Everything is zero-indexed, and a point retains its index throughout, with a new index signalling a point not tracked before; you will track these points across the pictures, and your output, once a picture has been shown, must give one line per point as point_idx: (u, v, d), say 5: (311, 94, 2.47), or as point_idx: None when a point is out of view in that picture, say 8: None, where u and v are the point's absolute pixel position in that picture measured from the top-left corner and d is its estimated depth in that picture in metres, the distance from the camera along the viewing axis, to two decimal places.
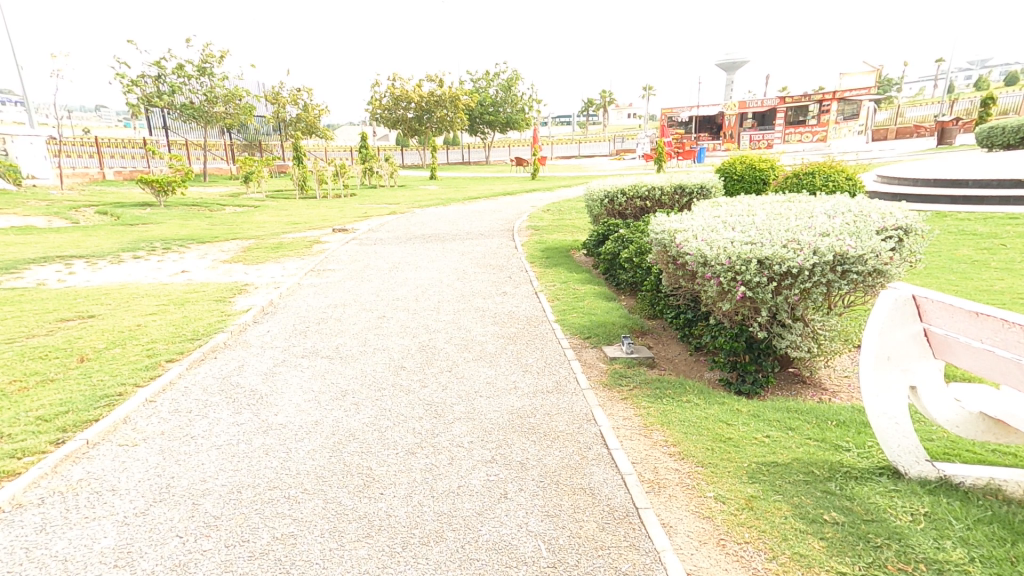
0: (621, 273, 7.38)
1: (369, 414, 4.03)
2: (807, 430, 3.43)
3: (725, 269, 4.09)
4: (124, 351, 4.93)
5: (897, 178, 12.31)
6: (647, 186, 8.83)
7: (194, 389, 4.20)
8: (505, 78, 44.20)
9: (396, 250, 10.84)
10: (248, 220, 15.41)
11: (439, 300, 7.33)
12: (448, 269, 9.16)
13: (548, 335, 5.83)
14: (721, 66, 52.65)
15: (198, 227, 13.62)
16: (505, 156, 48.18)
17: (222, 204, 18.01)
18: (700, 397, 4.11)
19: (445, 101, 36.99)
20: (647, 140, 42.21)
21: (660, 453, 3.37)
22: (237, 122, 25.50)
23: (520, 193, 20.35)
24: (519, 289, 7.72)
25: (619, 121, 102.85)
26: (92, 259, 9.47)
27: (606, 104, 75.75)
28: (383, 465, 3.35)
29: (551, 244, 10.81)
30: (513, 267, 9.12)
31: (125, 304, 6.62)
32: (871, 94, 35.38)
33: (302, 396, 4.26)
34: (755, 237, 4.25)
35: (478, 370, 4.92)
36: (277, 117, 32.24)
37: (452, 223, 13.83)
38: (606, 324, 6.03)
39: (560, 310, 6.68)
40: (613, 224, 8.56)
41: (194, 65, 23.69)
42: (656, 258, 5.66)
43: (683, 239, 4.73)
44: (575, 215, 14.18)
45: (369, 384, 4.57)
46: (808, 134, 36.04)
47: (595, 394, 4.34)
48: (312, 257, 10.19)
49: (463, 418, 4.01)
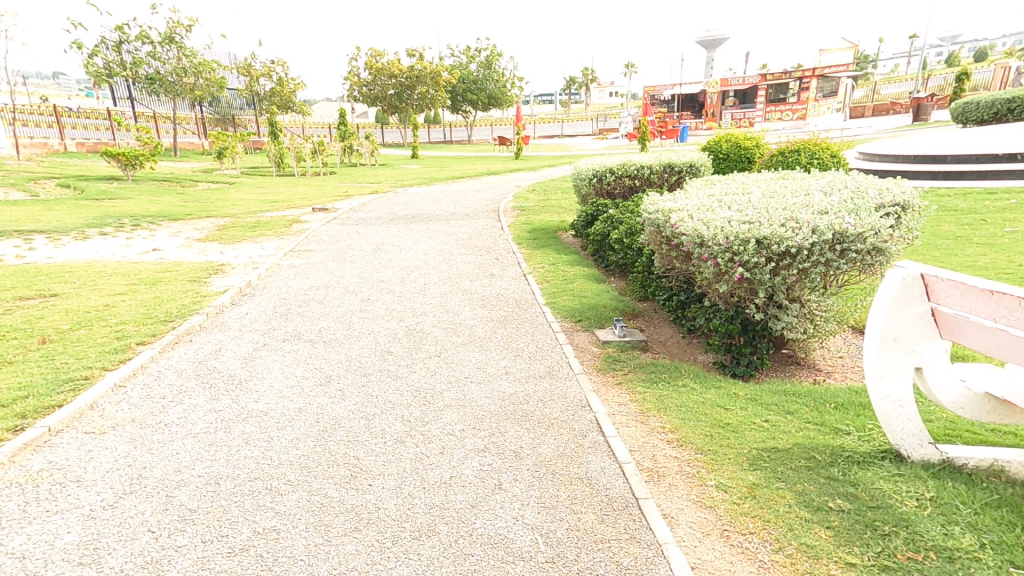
0: (611, 255, 7.27)
1: (356, 401, 3.86)
2: (806, 413, 3.38)
3: (722, 250, 3.99)
4: (91, 333, 4.64)
5: (879, 156, 12.35)
6: (635, 164, 8.67)
7: (167, 373, 3.97)
8: (486, 54, 43.28)
9: (379, 230, 10.56)
10: (222, 198, 14.83)
11: (425, 282, 7.13)
12: (433, 250, 8.95)
13: (538, 319, 5.70)
14: (703, 44, 52.38)
15: (168, 204, 13.04)
16: (487, 134, 47.40)
17: (195, 180, 17.31)
18: (696, 381, 4.03)
19: (425, 76, 36.04)
20: (630, 120, 41.91)
21: (657, 440, 3.28)
22: (208, 94, 24.43)
23: (504, 173, 20.03)
24: (506, 271, 7.57)
25: (601, 100, 102.21)
26: (53, 235, 8.96)
27: (588, 83, 75.08)
28: (371, 454, 3.20)
29: (538, 224, 10.64)
30: (500, 248, 8.94)
31: (91, 283, 6.26)
32: (850, 71, 35.55)
33: (284, 381, 4.07)
34: (753, 216, 4.15)
35: (468, 355, 4.78)
36: (251, 91, 31.05)
37: (435, 203, 13.54)
38: (597, 308, 5.93)
39: (550, 292, 6.56)
40: (601, 203, 8.40)
41: (160, 33, 22.49)
42: (649, 239, 5.55)
43: (677, 219, 4.63)
44: (561, 196, 14.01)
45: (354, 369, 4.39)
46: (788, 112, 36.20)
47: (589, 379, 4.24)
48: (291, 236, 9.84)
49: (454, 405, 3.88)
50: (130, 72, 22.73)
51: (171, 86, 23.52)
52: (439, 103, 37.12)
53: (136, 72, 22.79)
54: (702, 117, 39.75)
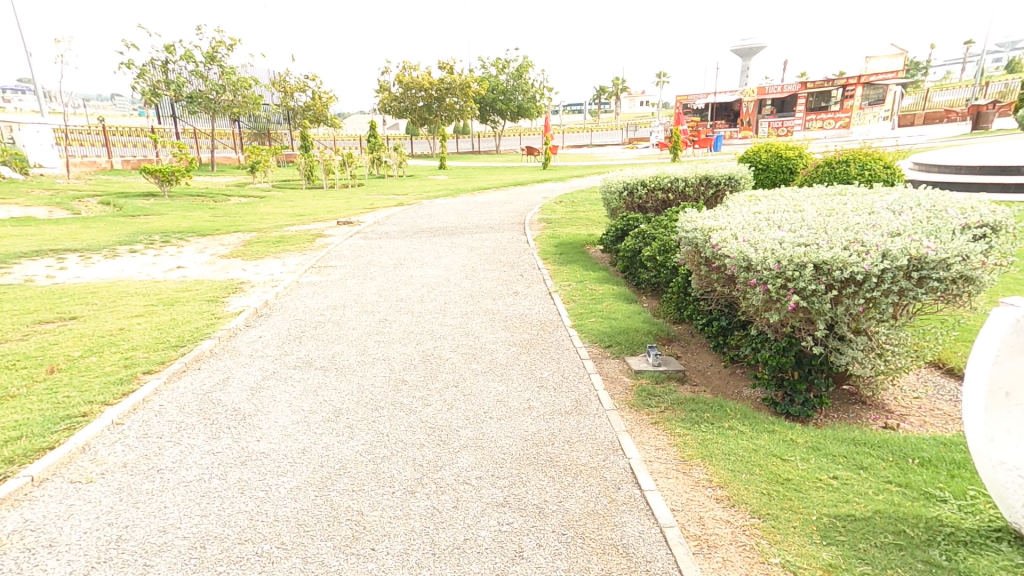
0: (643, 273, 6.84)
1: (364, 440, 3.54)
2: (884, 471, 2.88)
3: (773, 275, 3.56)
4: (100, 360, 4.49)
5: (935, 167, 11.55)
6: (669, 176, 8.20)
7: (168, 408, 3.75)
8: (516, 65, 43.30)
9: (402, 244, 10.36)
10: (252, 212, 14.97)
11: (446, 301, 6.83)
12: (456, 266, 8.66)
13: (564, 343, 5.31)
14: (737, 53, 51.31)
15: (200, 219, 13.20)
16: (515, 144, 47.31)
17: (228, 194, 17.60)
18: (745, 422, 3.55)
19: (455, 88, 36.30)
20: (661, 128, 41.15)
21: (704, 497, 2.84)
22: (245, 111, 25.02)
23: (531, 184, 19.76)
24: (531, 289, 7.21)
25: (631, 107, 101.33)
26: (85, 253, 9.06)
27: (618, 92, 74.50)
28: (377, 508, 2.85)
29: (565, 238, 10.26)
30: (525, 264, 8.59)
31: (111, 304, 6.18)
32: (898, 78, 34.05)
33: (290, 417, 3.79)
34: (809, 237, 3.71)
35: (488, 387, 4.42)
36: (286, 106, 31.73)
37: (460, 216, 13.33)
38: (628, 331, 5.49)
39: (577, 313, 6.15)
40: (632, 218, 7.97)
41: (202, 53, 23.13)
42: (686, 259, 5.13)
43: (719, 238, 4.22)
44: (589, 207, 13.60)
45: (365, 402, 4.08)
46: (831, 120, 34.83)
47: (621, 417, 3.80)
48: (314, 252, 9.72)
49: (471, 446, 3.51)
50: (172, 91, 23.44)
51: (212, 103, 24.05)
52: (469, 115, 37.24)
53: (178, 91, 23.48)
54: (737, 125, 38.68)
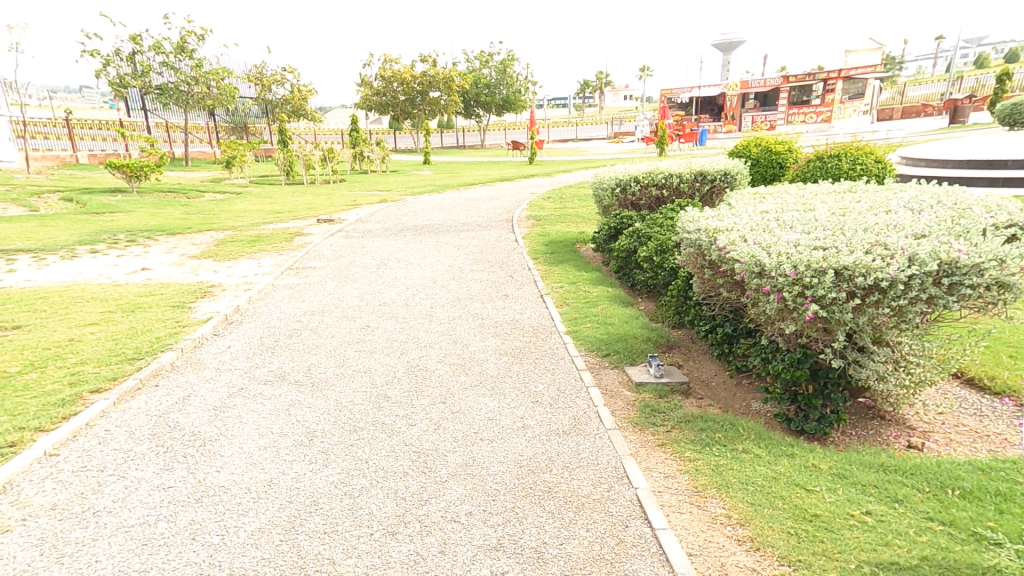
0: (638, 274, 6.54)
1: (341, 468, 3.16)
2: (922, 505, 2.59)
3: (788, 282, 3.24)
4: (42, 377, 4.02)
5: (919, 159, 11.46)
6: (663, 172, 7.89)
7: (116, 433, 3.31)
8: (500, 59, 42.74)
9: (385, 243, 9.94)
10: (227, 209, 14.36)
11: (432, 306, 6.46)
12: (441, 266, 8.29)
13: (558, 353, 4.98)
14: (719, 47, 51.45)
15: (171, 217, 12.58)
16: (500, 139, 46.84)
17: (201, 190, 16.91)
18: (760, 444, 3.24)
19: (438, 81, 35.70)
20: (647, 123, 41.04)
21: (725, 539, 2.52)
22: (220, 103, 24.15)
23: (518, 179, 19.41)
24: (521, 291, 6.88)
25: (615, 102, 101.43)
26: (41, 254, 8.46)
27: (602, 87, 74.37)
28: (351, 556, 2.48)
29: (555, 236, 9.93)
30: (514, 264, 8.24)
31: (63, 311, 5.66)
32: (877, 72, 34.37)
33: (257, 441, 3.39)
34: (826, 239, 3.40)
35: (479, 403, 4.08)
36: (263, 99, 30.80)
37: (445, 212, 12.92)
38: (626, 338, 5.18)
39: (571, 318, 5.82)
40: (626, 216, 7.66)
41: (173, 42, 22.19)
42: (688, 261, 4.81)
43: (725, 240, 3.90)
44: (578, 204, 13.29)
45: (343, 422, 3.69)
46: (812, 115, 35.22)
47: (625, 439, 3.47)
48: (291, 252, 9.26)
49: (460, 474, 3.15)
50: (142, 82, 22.47)
51: (185, 94, 23.11)
52: (452, 110, 36.67)
53: (147, 82, 22.47)
54: (721, 120, 38.75)
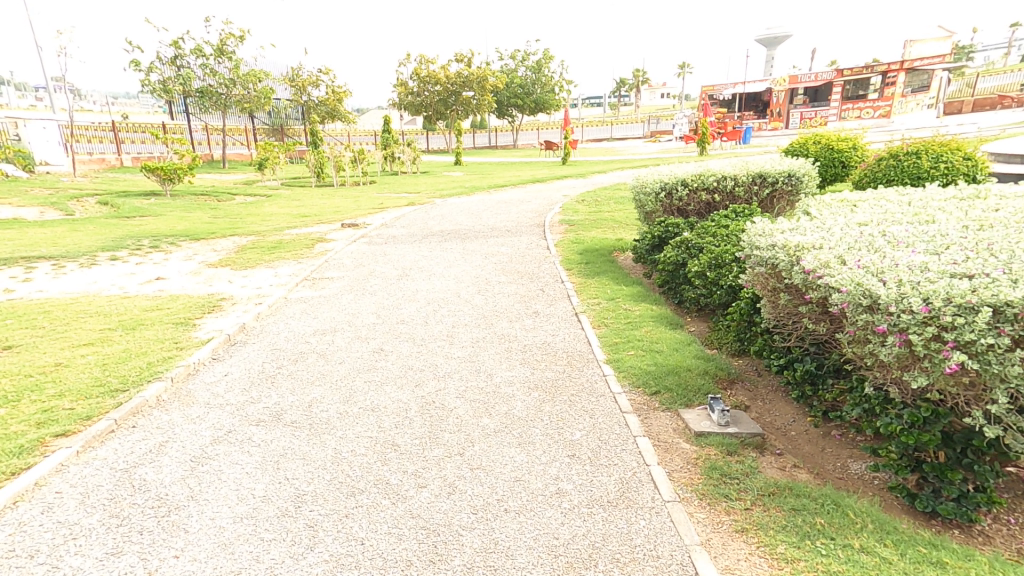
0: (687, 290, 5.74)
1: (331, 553, 2.55)
2: None
3: (918, 320, 2.38)
4: (11, 414, 3.56)
5: (996, 155, 10.19)
6: (715, 174, 6.99)
7: (66, 500, 2.81)
8: (534, 57, 41.98)
9: (409, 252, 9.49)
10: (255, 212, 14.18)
11: (453, 328, 5.91)
12: (467, 280, 7.74)
13: (598, 387, 4.27)
14: (762, 42, 49.41)
15: (198, 221, 12.42)
16: (533, 139, 46.14)
17: (233, 192, 16.85)
18: (888, 542, 2.42)
19: (472, 81, 35.25)
20: (685, 121, 39.55)
21: None
22: (255, 106, 24.25)
23: (551, 180, 18.71)
24: (553, 309, 6.27)
25: (651, 99, 99.18)
26: (61, 261, 8.28)
27: (638, 84, 72.77)
28: None
29: (590, 243, 9.23)
30: (546, 276, 7.56)
31: (61, 328, 5.28)
32: (945, 64, 31.97)
33: (233, 509, 2.82)
34: (969, 263, 2.54)
35: (502, 456, 3.42)
36: (299, 101, 30.99)
37: (474, 216, 12.39)
38: (678, 370, 4.37)
39: (610, 342, 5.09)
40: (673, 224, 6.83)
41: (212, 46, 22.30)
42: (755, 281, 3.98)
43: (811, 261, 3.07)
44: (614, 206, 12.55)
45: (340, 484, 3.10)
46: (869, 109, 33.16)
47: (693, 520, 2.69)
48: (310, 259, 9.11)
49: (478, 567, 2.48)
50: (182, 87, 22.74)
51: (222, 98, 23.31)
52: (486, 109, 36.16)
53: (187, 86, 22.69)
54: (767, 116, 36.98)
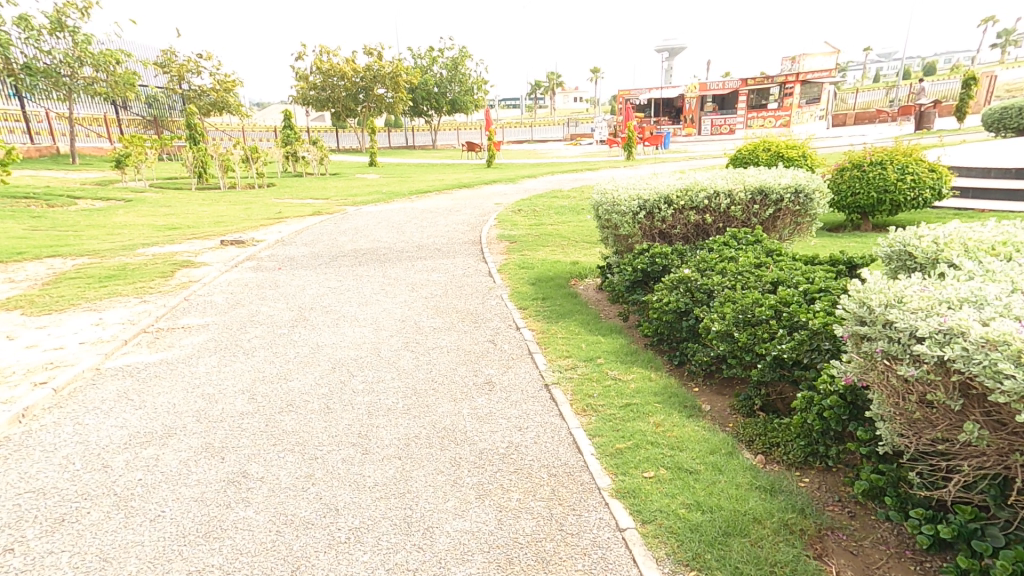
0: (700, 354, 4.12)
1: None
2: None
3: None
4: None
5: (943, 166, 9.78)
6: (705, 189, 5.50)
7: None
8: (448, 55, 39.93)
9: (307, 282, 7.24)
10: (100, 223, 10.99)
11: (365, 422, 3.92)
12: (387, 328, 5.71)
13: (615, 566, 2.52)
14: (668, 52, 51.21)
15: (6, 235, 9.20)
16: (452, 140, 44.10)
17: (76, 195, 13.28)
18: None
19: (383, 76, 32.38)
20: (606, 125, 39.45)
21: None
22: (116, 92, 20.15)
23: (477, 184, 16.94)
24: (511, 380, 4.50)
25: (568, 105, 100.70)
26: None
27: (552, 88, 73.03)
28: None
29: (539, 266, 7.54)
30: (495, 321, 5.75)
31: None
32: (832, 78, 34.39)
33: None
34: None
35: None
36: (177, 90, 26.70)
37: (393, 229, 10.30)
38: (747, 521, 2.66)
39: (613, 451, 3.39)
40: (659, 254, 5.26)
41: (47, 15, 17.87)
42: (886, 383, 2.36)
43: None
44: (556, 218, 11.02)
45: None
46: (771, 119, 34.61)
47: None
48: (162, 295, 6.59)
49: None
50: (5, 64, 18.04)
51: (66, 80, 18.83)
52: (400, 108, 33.48)
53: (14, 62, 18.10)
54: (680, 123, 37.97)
